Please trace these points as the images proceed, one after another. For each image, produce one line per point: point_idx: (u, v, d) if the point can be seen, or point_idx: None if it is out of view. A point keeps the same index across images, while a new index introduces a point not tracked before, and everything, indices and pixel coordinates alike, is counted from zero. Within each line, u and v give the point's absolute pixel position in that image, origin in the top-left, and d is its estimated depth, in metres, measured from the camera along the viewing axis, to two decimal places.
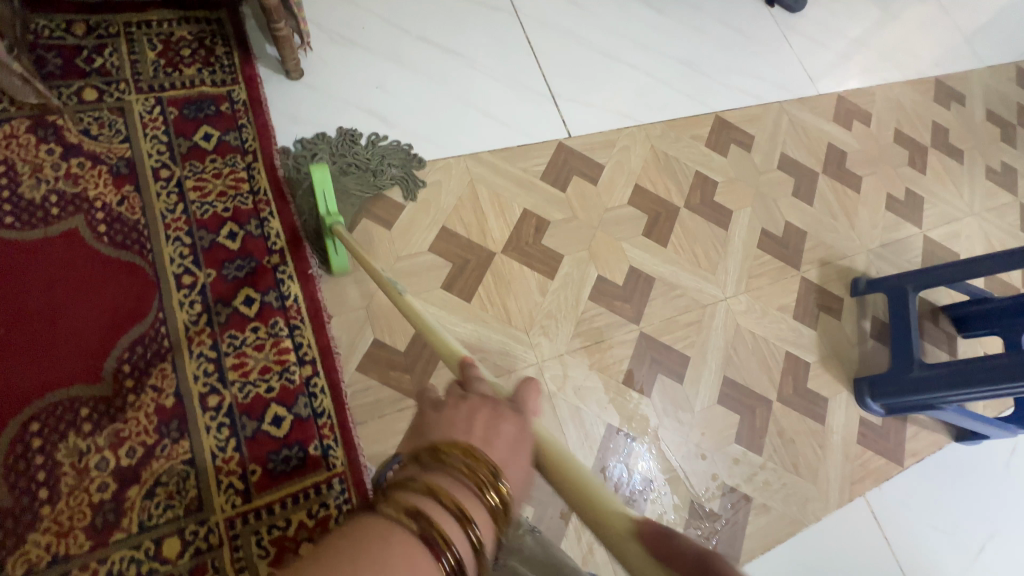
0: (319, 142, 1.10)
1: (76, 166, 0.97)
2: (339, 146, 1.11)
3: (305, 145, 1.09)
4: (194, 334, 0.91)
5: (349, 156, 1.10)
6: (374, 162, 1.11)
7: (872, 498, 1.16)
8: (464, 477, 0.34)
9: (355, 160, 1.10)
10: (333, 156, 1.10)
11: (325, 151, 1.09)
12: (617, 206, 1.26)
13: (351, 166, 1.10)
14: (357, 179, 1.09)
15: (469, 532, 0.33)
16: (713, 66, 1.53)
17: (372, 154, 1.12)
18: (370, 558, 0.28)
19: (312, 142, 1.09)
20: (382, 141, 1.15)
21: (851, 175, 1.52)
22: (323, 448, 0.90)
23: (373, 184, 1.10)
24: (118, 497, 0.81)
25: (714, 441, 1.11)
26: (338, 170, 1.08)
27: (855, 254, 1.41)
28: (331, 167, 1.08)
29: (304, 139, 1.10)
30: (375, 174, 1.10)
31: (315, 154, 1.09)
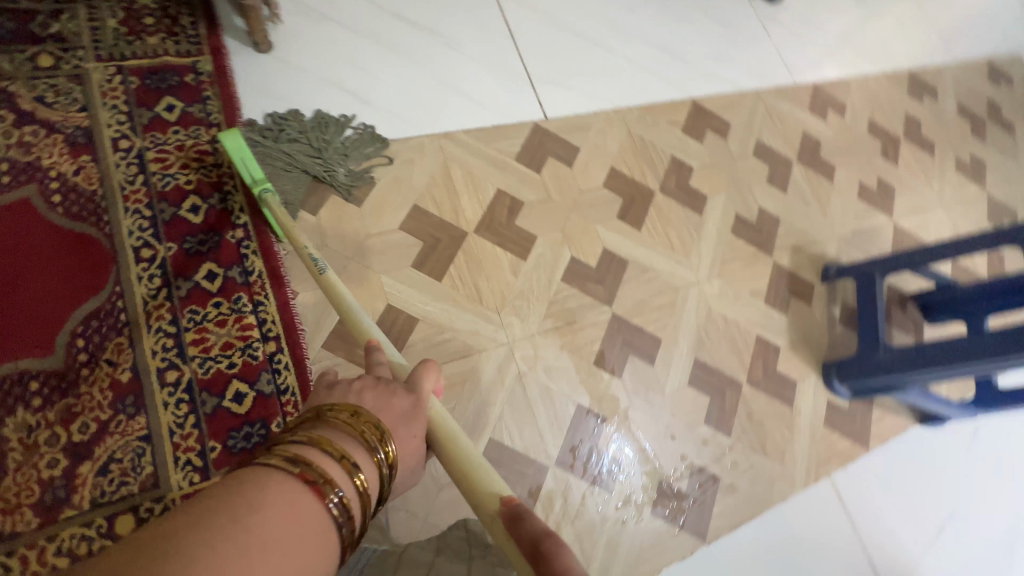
0: (289, 118, 1.07)
1: (29, 133, 0.93)
2: (309, 123, 1.08)
3: (274, 119, 1.06)
4: (153, 308, 0.89)
5: (319, 136, 1.08)
6: (346, 144, 1.09)
7: (838, 480, 1.18)
8: (346, 428, 0.44)
9: (325, 141, 1.08)
10: (302, 134, 1.07)
11: (293, 129, 1.06)
12: (592, 188, 1.26)
13: (321, 145, 1.07)
14: (325, 159, 1.06)
15: (351, 476, 0.41)
16: (692, 53, 1.53)
17: (343, 137, 1.10)
18: (257, 493, 0.34)
19: (282, 117, 1.07)
20: (356, 124, 1.13)
21: (825, 164, 1.54)
22: (286, 425, 0.88)
23: (341, 167, 1.07)
24: (70, 474, 0.78)
25: (683, 422, 1.12)
26: (305, 148, 1.06)
27: (827, 241, 1.43)
28: (301, 145, 1.06)
29: (274, 115, 1.07)
30: (344, 157, 1.08)
31: (283, 130, 1.06)
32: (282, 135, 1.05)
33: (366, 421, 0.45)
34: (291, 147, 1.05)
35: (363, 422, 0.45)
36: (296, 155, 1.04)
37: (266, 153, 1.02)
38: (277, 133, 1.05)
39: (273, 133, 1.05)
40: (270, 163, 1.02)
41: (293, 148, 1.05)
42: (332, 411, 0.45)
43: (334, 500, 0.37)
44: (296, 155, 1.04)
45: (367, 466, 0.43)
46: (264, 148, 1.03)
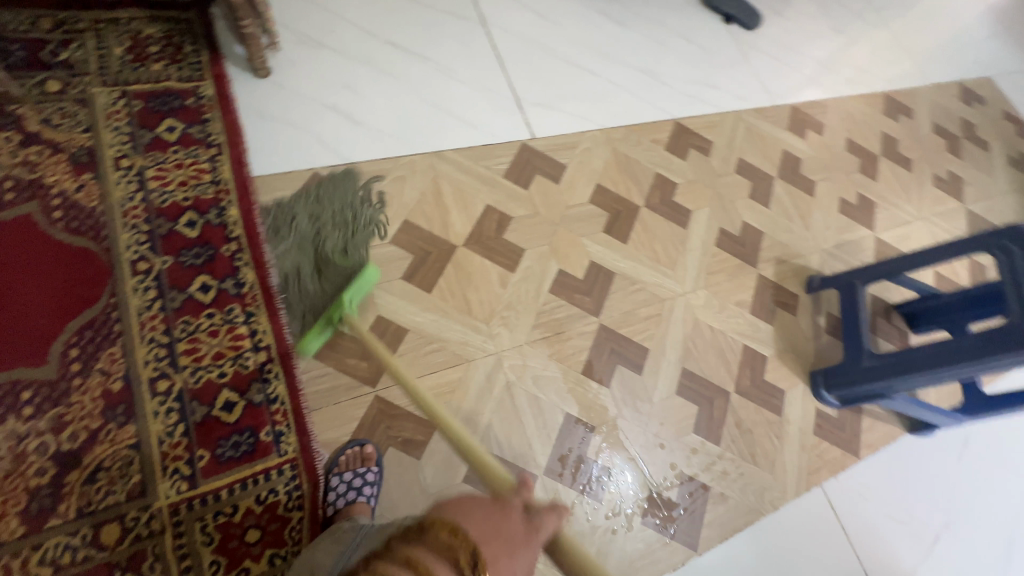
0: (294, 201, 1.05)
1: (34, 154, 0.97)
2: (314, 200, 1.05)
3: (282, 206, 1.04)
4: (146, 319, 0.91)
5: (327, 205, 1.06)
6: (349, 200, 1.09)
7: (829, 488, 1.18)
8: (447, 547, 0.48)
9: (334, 205, 1.06)
10: (313, 213, 1.04)
11: (304, 210, 1.04)
12: (578, 203, 1.30)
13: (335, 210, 1.05)
14: (347, 222, 1.04)
15: None
16: (673, 76, 1.61)
17: (352, 194, 1.10)
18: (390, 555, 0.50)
19: (287, 202, 1.04)
20: (349, 175, 1.12)
21: (806, 179, 1.59)
22: (274, 434, 0.89)
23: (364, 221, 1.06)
24: (57, 482, 0.79)
25: (672, 431, 1.12)
26: (323, 221, 1.03)
27: (810, 253, 1.46)
28: (312, 225, 1.02)
29: (277, 205, 1.05)
30: (354, 210, 1.07)
31: (294, 215, 1.03)
32: (295, 220, 1.02)
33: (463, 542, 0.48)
34: (309, 227, 1.01)
35: (460, 542, 0.48)
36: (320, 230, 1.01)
37: (285, 245, 1.00)
38: (289, 220, 1.02)
39: (286, 221, 1.02)
40: (296, 251, 0.99)
41: (311, 228, 1.01)
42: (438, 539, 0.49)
43: None
44: (320, 231, 1.01)
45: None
46: (283, 241, 1.01)
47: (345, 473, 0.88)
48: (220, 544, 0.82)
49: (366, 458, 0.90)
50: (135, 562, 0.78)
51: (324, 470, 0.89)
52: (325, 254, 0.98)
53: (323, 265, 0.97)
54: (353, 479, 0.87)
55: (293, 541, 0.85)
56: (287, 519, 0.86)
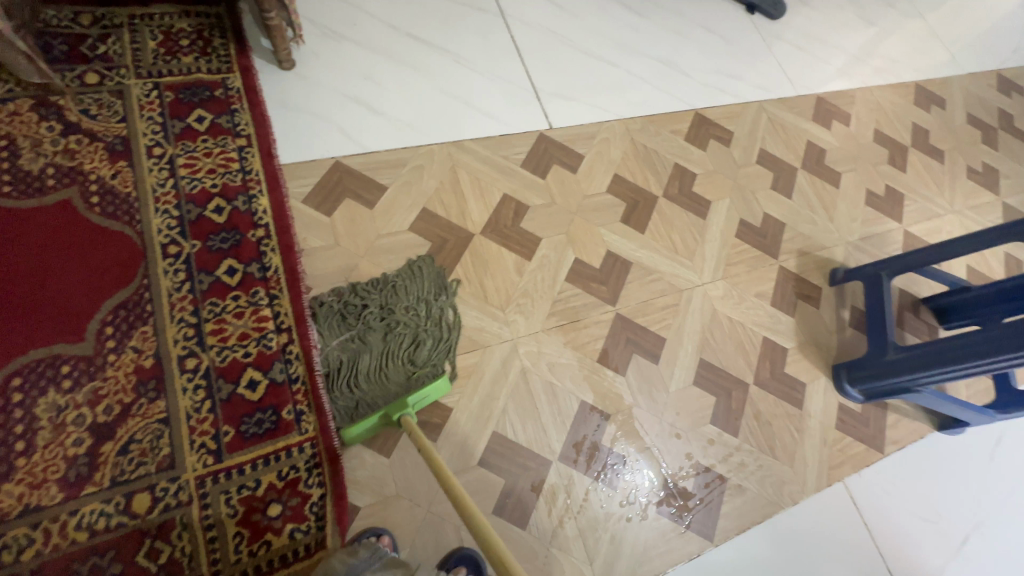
0: (370, 287, 1.02)
1: (74, 142, 1.02)
2: (387, 293, 1.03)
3: (356, 291, 1.01)
4: (176, 300, 0.95)
5: (401, 298, 1.03)
6: (423, 297, 1.05)
7: (851, 483, 1.15)
8: None
9: (409, 299, 1.04)
10: (385, 304, 1.02)
11: (377, 299, 1.01)
12: (595, 193, 1.30)
13: (407, 308, 1.03)
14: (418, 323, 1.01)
15: None
16: (694, 67, 1.59)
17: (427, 290, 1.06)
18: None
19: (362, 288, 1.02)
20: (429, 265, 1.09)
21: (830, 170, 1.56)
22: (296, 413, 0.92)
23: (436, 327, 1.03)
24: (93, 452, 0.83)
25: (688, 421, 1.11)
26: (394, 319, 1.00)
27: (834, 245, 1.43)
28: (380, 321, 0.99)
29: (352, 287, 1.02)
30: (426, 310, 1.03)
31: (365, 304, 1.01)
32: (364, 310, 1.00)
33: None
34: (379, 322, 0.99)
35: None
36: (390, 328, 0.99)
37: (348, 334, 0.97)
38: (359, 308, 1.00)
39: (355, 308, 1.00)
40: (359, 346, 0.97)
41: (381, 322, 0.99)
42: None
43: None
44: (388, 329, 0.99)
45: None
46: (348, 330, 0.98)
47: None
48: (244, 516, 0.85)
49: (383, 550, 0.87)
50: (163, 530, 0.81)
51: (343, 448, 0.92)
52: (390, 354, 0.97)
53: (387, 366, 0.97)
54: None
55: (314, 516, 0.87)
56: (307, 495, 0.88)
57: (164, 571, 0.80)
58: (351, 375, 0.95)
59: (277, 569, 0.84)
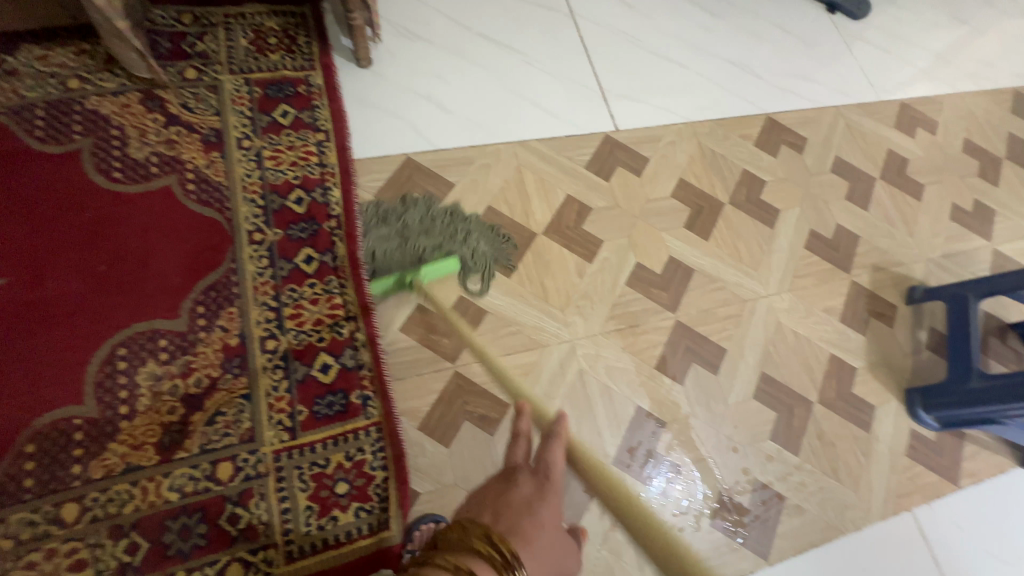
0: (415, 201, 1.13)
1: (175, 133, 1.10)
2: (432, 210, 1.12)
3: (404, 202, 1.12)
4: (259, 284, 1.01)
5: (445, 217, 1.13)
6: (470, 225, 1.13)
7: (920, 514, 1.09)
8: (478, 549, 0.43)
9: (452, 221, 1.12)
10: (426, 216, 1.12)
11: (418, 209, 1.12)
12: (660, 197, 1.28)
13: (445, 228, 1.11)
14: (450, 240, 1.10)
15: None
16: (768, 69, 1.53)
17: (474, 221, 1.14)
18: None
19: (410, 199, 1.13)
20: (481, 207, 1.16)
21: (913, 182, 1.47)
22: (363, 398, 0.96)
23: (466, 249, 1.10)
24: (185, 420, 0.90)
25: (747, 435, 1.08)
26: (430, 230, 1.10)
27: (912, 262, 1.35)
28: (417, 226, 1.10)
29: (404, 196, 1.14)
30: (467, 234, 1.11)
31: (406, 211, 1.11)
32: (404, 214, 1.11)
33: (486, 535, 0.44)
34: (415, 226, 1.10)
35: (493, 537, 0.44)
36: (424, 232, 1.09)
37: (385, 230, 1.09)
38: (401, 212, 1.11)
39: (396, 213, 1.11)
40: (390, 241, 1.08)
41: (417, 227, 1.10)
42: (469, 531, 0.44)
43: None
44: (421, 237, 1.09)
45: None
46: (386, 227, 1.09)
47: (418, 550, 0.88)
48: (314, 491, 0.89)
49: None
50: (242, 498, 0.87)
51: (406, 435, 0.95)
52: (419, 251, 1.07)
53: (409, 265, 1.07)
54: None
55: (377, 497, 0.91)
56: (371, 476, 0.92)
57: (242, 536, 0.85)
58: (381, 263, 1.07)
59: (342, 545, 0.88)
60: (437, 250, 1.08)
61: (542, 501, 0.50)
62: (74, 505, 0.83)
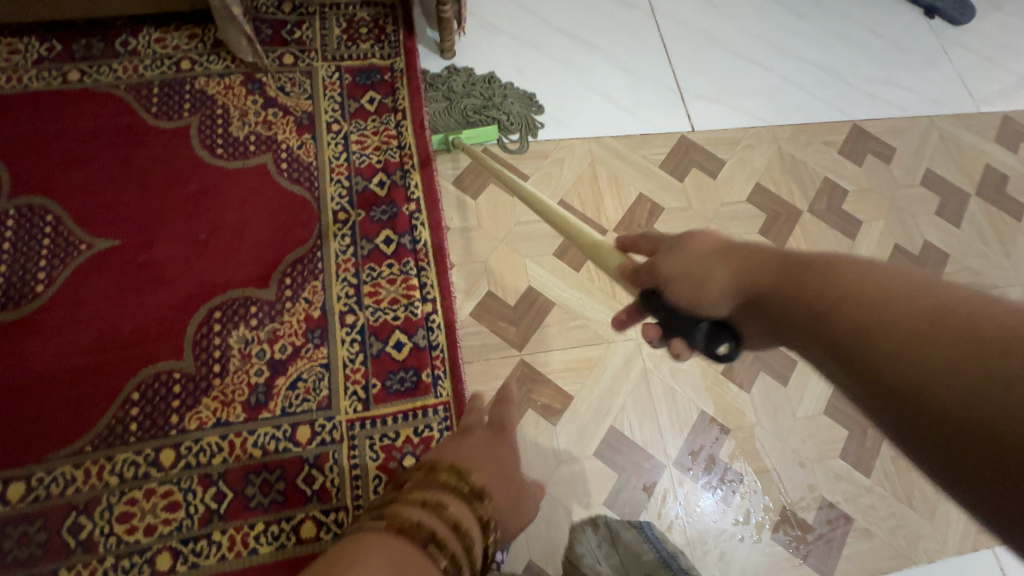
0: (458, 70, 1.27)
1: (271, 115, 1.17)
2: (473, 78, 1.27)
3: (447, 70, 1.27)
4: (342, 261, 1.06)
5: (482, 83, 1.26)
6: (505, 91, 1.26)
7: (1003, 554, 1.02)
8: (445, 489, 0.70)
9: (489, 87, 1.26)
10: (467, 82, 1.26)
11: (461, 75, 1.26)
12: (734, 201, 1.25)
13: (485, 93, 1.25)
14: (492, 106, 1.24)
15: (471, 508, 0.69)
16: (856, 74, 1.46)
17: (509, 88, 1.27)
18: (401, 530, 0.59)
19: (454, 68, 1.27)
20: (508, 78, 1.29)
21: (1012, 201, 1.37)
22: (433, 377, 0.99)
23: (505, 111, 1.24)
24: (269, 383, 0.96)
25: (816, 451, 1.04)
26: (473, 96, 1.24)
27: (1008, 286, 1.26)
28: (460, 92, 1.25)
29: (447, 66, 1.28)
30: (503, 98, 1.25)
31: (450, 78, 1.26)
32: (448, 80, 1.25)
33: (448, 479, 0.72)
34: (458, 91, 1.24)
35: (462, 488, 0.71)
36: (465, 97, 1.24)
37: (432, 93, 1.24)
38: (446, 79, 1.26)
39: (442, 79, 1.25)
40: (442, 105, 1.23)
41: (459, 91, 1.25)
42: (436, 472, 0.73)
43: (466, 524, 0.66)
44: (464, 99, 1.24)
45: (471, 519, 0.68)
46: (433, 91, 1.24)
47: None
48: (383, 461, 0.93)
49: None
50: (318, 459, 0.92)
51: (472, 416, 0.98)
52: (462, 114, 1.23)
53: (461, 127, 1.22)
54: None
55: None
56: None
57: (316, 496, 0.90)
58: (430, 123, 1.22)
59: None
60: (478, 114, 1.23)
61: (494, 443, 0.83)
62: (170, 451, 0.90)
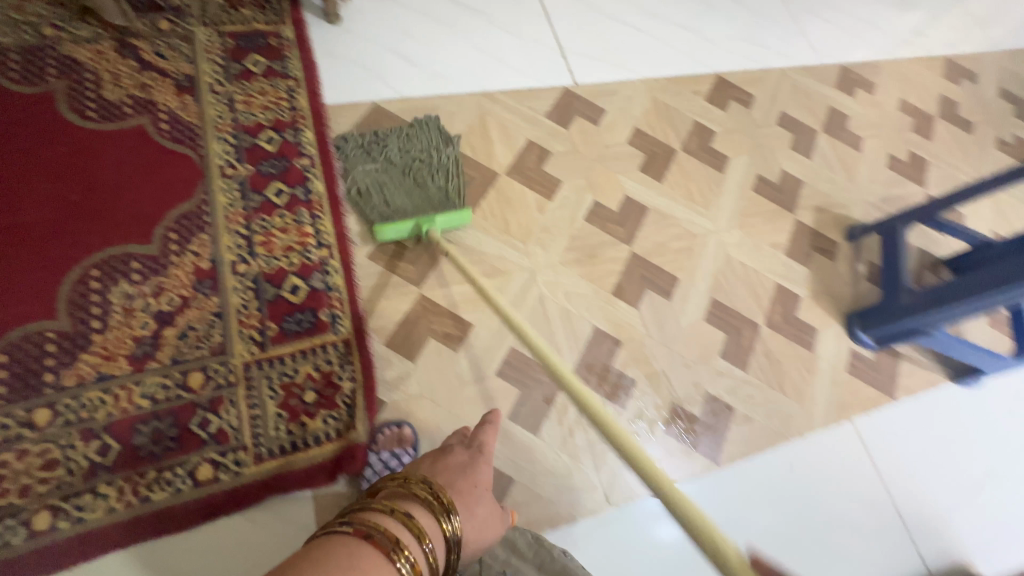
0: (388, 134, 1.20)
1: (148, 78, 1.15)
2: (403, 140, 1.20)
3: (376, 135, 1.19)
4: (231, 213, 1.05)
5: (414, 143, 1.21)
6: (434, 142, 1.22)
7: (861, 425, 1.17)
8: (416, 499, 0.63)
9: (421, 144, 1.21)
10: (401, 147, 1.19)
11: (393, 141, 1.19)
12: (617, 143, 1.36)
13: (420, 151, 1.20)
14: (431, 161, 1.19)
15: (441, 522, 0.63)
16: (717, 34, 1.64)
17: (436, 137, 1.23)
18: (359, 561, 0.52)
19: (381, 133, 1.19)
20: (434, 123, 1.24)
21: (853, 135, 1.58)
22: (332, 316, 1.01)
23: (444, 164, 1.20)
24: (156, 334, 0.93)
25: (698, 354, 1.16)
26: (410, 156, 1.18)
27: (853, 204, 1.45)
28: (400, 159, 1.18)
29: (373, 132, 1.20)
30: (437, 151, 1.21)
31: (385, 146, 1.18)
32: (386, 150, 1.18)
33: (421, 488, 0.64)
34: (399, 160, 1.17)
35: (435, 498, 0.64)
36: (407, 164, 1.17)
37: (374, 166, 1.15)
38: (381, 148, 1.18)
39: (378, 148, 1.18)
40: (382, 174, 1.15)
41: (400, 159, 1.17)
42: (411, 481, 0.65)
43: (427, 545, 0.58)
44: (404, 164, 1.17)
45: (437, 533, 0.62)
46: (373, 162, 1.16)
47: (383, 451, 0.93)
48: (283, 399, 0.94)
49: (404, 439, 0.94)
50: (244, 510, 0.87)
51: (374, 351, 1.00)
52: (412, 184, 1.15)
53: (411, 193, 1.14)
54: (389, 460, 0.92)
55: (345, 405, 0.95)
56: (340, 386, 0.96)
57: (213, 439, 0.89)
58: (389, 205, 1.12)
59: (311, 448, 0.92)
60: (428, 178, 1.17)
61: (473, 464, 0.74)
62: (46, 410, 0.86)
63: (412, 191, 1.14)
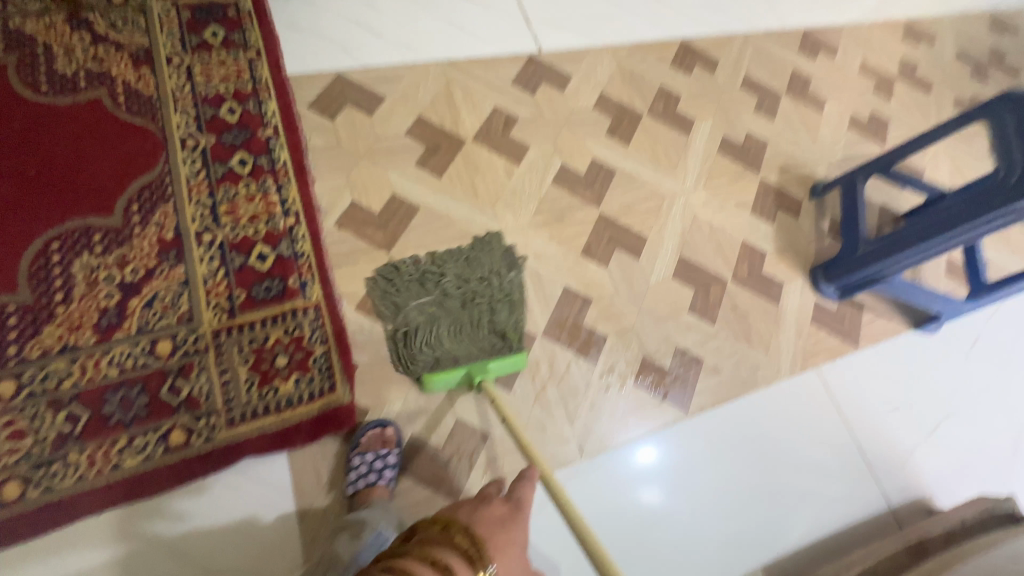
0: (446, 258, 1.09)
1: (102, 51, 1.12)
2: (462, 267, 1.09)
3: (434, 262, 1.08)
4: (194, 184, 1.04)
5: (475, 269, 1.10)
6: (497, 267, 1.12)
7: (826, 373, 1.21)
8: (451, 546, 0.55)
9: (482, 271, 1.10)
10: (460, 275, 1.08)
11: (451, 269, 1.08)
12: (583, 109, 1.37)
13: (483, 282, 1.09)
14: (491, 292, 1.08)
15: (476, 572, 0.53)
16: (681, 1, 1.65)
17: (498, 261, 1.13)
18: None
19: (438, 258, 1.09)
20: (496, 245, 1.14)
21: (815, 98, 1.61)
22: (301, 282, 1.01)
23: (508, 297, 1.09)
24: (121, 305, 0.93)
25: (667, 310, 1.19)
26: (470, 287, 1.07)
27: (815, 163, 1.49)
28: (460, 292, 1.06)
29: (431, 258, 1.09)
30: (499, 279, 1.10)
31: (442, 274, 1.08)
32: (442, 279, 1.07)
33: (457, 534, 0.56)
34: (458, 291, 1.06)
35: (470, 543, 0.55)
36: (467, 297, 1.06)
37: (429, 301, 1.04)
38: (437, 278, 1.07)
39: (434, 277, 1.07)
40: (438, 310, 1.03)
41: (460, 292, 1.06)
42: (451, 528, 0.57)
43: None
44: (463, 298, 1.06)
45: None
46: (427, 295, 1.05)
47: (368, 451, 0.91)
48: (254, 364, 0.94)
49: (387, 440, 0.92)
50: (232, 547, 0.84)
51: (344, 315, 1.01)
52: (472, 321, 1.03)
53: (469, 333, 1.02)
54: (375, 461, 0.90)
55: (317, 369, 0.96)
56: (311, 350, 0.97)
57: (184, 406, 0.89)
58: (443, 348, 1.00)
59: (284, 410, 0.92)
60: (488, 315, 1.05)
61: (514, 520, 0.60)
62: (10, 382, 0.85)
63: (471, 333, 1.02)
